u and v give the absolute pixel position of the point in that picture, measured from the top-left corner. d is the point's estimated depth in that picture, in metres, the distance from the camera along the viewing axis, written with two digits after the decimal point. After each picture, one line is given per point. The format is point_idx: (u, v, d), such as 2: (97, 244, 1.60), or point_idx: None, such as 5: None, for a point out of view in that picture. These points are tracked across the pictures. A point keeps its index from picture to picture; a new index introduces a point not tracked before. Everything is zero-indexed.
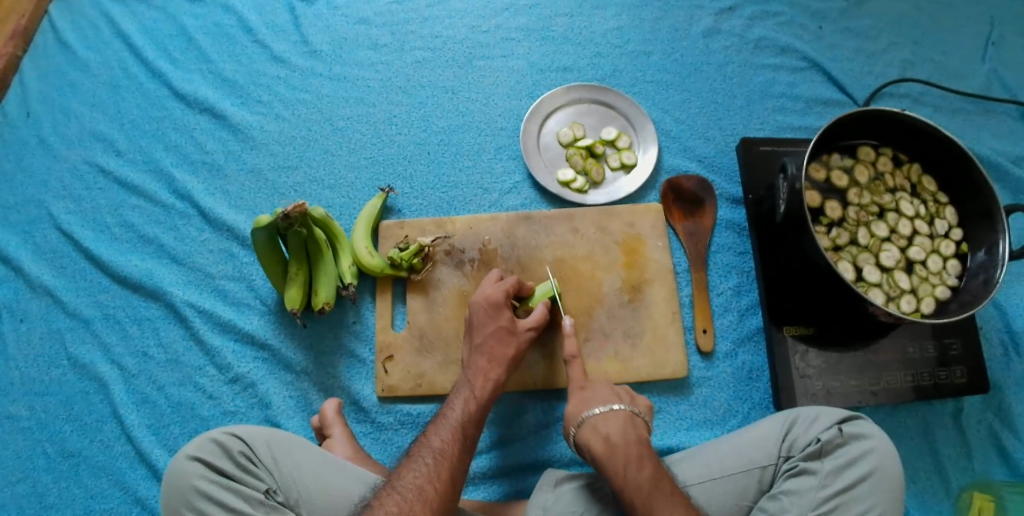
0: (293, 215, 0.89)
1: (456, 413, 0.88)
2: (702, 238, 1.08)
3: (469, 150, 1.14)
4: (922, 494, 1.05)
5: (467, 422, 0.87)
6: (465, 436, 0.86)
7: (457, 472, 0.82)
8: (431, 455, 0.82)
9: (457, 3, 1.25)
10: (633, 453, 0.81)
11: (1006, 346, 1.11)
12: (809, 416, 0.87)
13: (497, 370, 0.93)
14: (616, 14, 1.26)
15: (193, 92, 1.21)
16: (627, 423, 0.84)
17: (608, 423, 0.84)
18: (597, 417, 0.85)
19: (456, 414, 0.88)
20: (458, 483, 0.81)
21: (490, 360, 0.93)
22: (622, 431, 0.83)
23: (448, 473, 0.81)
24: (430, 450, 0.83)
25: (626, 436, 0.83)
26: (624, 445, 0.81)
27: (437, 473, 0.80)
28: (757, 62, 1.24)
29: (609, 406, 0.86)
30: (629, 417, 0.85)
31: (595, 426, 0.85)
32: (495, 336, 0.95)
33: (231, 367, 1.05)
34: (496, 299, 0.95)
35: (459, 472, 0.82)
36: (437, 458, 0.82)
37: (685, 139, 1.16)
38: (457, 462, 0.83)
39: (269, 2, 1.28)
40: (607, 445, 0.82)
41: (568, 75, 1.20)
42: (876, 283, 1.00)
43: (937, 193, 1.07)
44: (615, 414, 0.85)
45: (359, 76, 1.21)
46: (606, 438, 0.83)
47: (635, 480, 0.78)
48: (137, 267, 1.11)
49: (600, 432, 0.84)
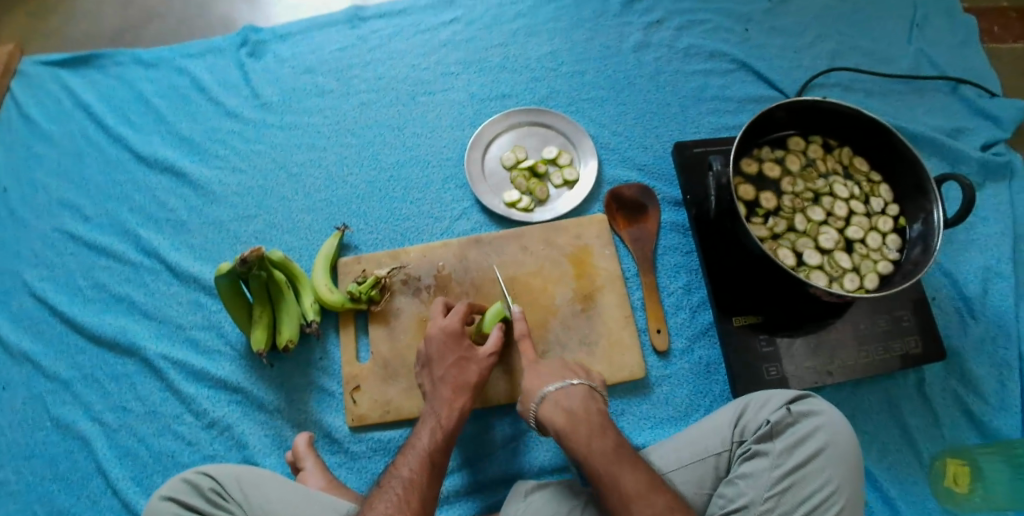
0: (252, 259, 0.93)
1: (423, 442, 0.88)
2: (647, 242, 1.12)
3: (418, 183, 1.20)
4: (895, 467, 1.05)
5: (435, 450, 0.88)
6: (433, 463, 0.87)
7: (428, 500, 0.83)
8: (401, 486, 0.83)
9: (397, 44, 1.33)
10: (594, 423, 0.85)
11: (961, 313, 1.13)
12: (760, 400, 0.87)
13: (462, 397, 0.94)
14: (548, 39, 1.32)
15: (153, 153, 1.27)
16: (587, 397, 0.88)
17: (569, 398, 0.88)
18: (557, 393, 0.89)
19: (423, 443, 0.89)
20: (429, 510, 0.82)
21: (453, 388, 0.95)
22: (584, 403, 0.88)
23: (419, 500, 0.82)
24: (400, 481, 0.84)
25: (587, 408, 0.87)
26: (586, 416, 0.86)
27: (408, 501, 0.81)
28: (688, 69, 1.29)
29: (569, 381, 0.90)
30: (588, 391, 0.90)
31: (557, 399, 0.88)
32: (455, 365, 0.97)
33: (207, 412, 1.09)
34: (452, 329, 0.98)
35: (429, 498, 0.83)
36: (408, 488, 0.83)
37: (624, 150, 1.21)
38: (426, 491, 0.84)
39: (219, 61, 1.36)
40: (570, 416, 0.86)
41: (508, 101, 1.27)
42: (818, 266, 1.03)
43: (870, 173, 1.10)
44: (576, 389, 0.89)
45: (309, 123, 1.28)
46: (569, 410, 0.87)
47: (599, 447, 0.82)
48: (111, 325, 1.15)
49: (563, 404, 0.87)
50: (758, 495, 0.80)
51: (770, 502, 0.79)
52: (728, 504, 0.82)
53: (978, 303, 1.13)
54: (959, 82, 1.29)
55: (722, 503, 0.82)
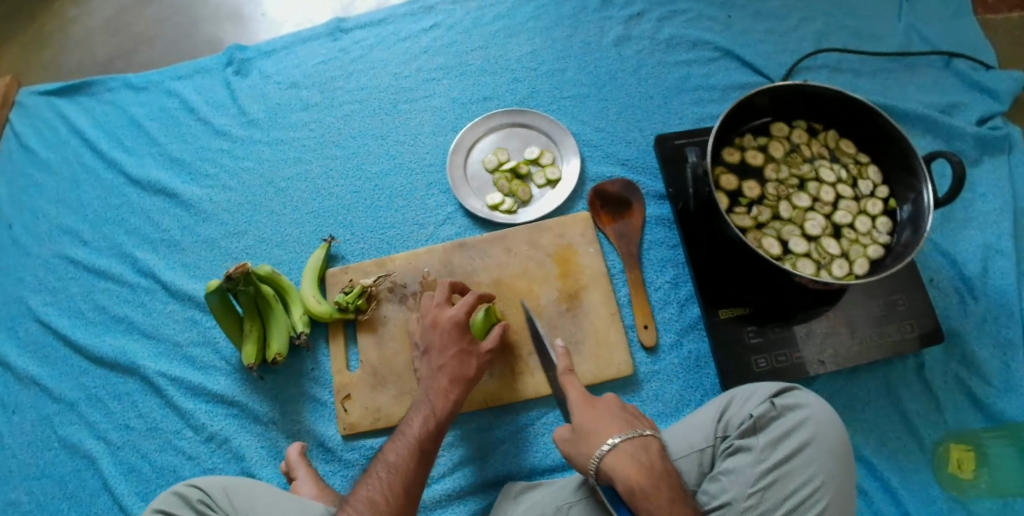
0: (237, 275, 0.99)
1: (413, 430, 0.88)
2: (632, 238, 1.11)
3: (402, 190, 1.21)
4: (895, 455, 1.03)
5: (425, 438, 0.88)
6: (421, 451, 0.86)
7: (412, 486, 0.83)
8: (385, 470, 0.84)
9: (379, 53, 1.34)
10: (672, 482, 0.79)
11: (961, 293, 1.10)
12: (744, 395, 0.86)
13: (458, 390, 0.94)
14: (528, 39, 1.32)
15: (146, 175, 1.30)
16: (662, 453, 0.82)
17: (646, 452, 0.81)
18: (630, 444, 0.82)
19: (414, 431, 0.89)
20: (412, 496, 0.83)
21: (450, 380, 0.94)
22: (659, 458, 0.81)
23: (401, 486, 0.83)
24: (385, 465, 0.85)
25: (664, 465, 0.81)
26: (665, 474, 0.79)
27: (390, 486, 0.82)
28: (670, 60, 1.28)
29: (642, 432, 0.83)
30: (660, 445, 0.83)
31: (631, 452, 0.81)
32: (457, 358, 0.95)
33: (205, 426, 1.11)
34: (461, 320, 0.97)
35: (413, 485, 0.84)
36: (392, 472, 0.84)
37: (607, 146, 1.20)
38: (411, 475, 0.84)
39: (206, 81, 1.39)
40: (651, 473, 0.78)
41: (489, 104, 1.27)
42: (805, 253, 1.01)
43: (857, 154, 1.07)
44: (650, 442, 0.83)
45: (295, 137, 1.29)
46: (646, 465, 0.79)
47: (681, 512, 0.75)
48: (111, 346, 1.19)
49: (638, 459, 0.80)
50: (741, 491, 0.79)
51: (753, 499, 0.78)
52: (712, 500, 0.81)
53: (978, 283, 1.10)
54: (952, 56, 1.25)
55: (705, 500, 0.82)
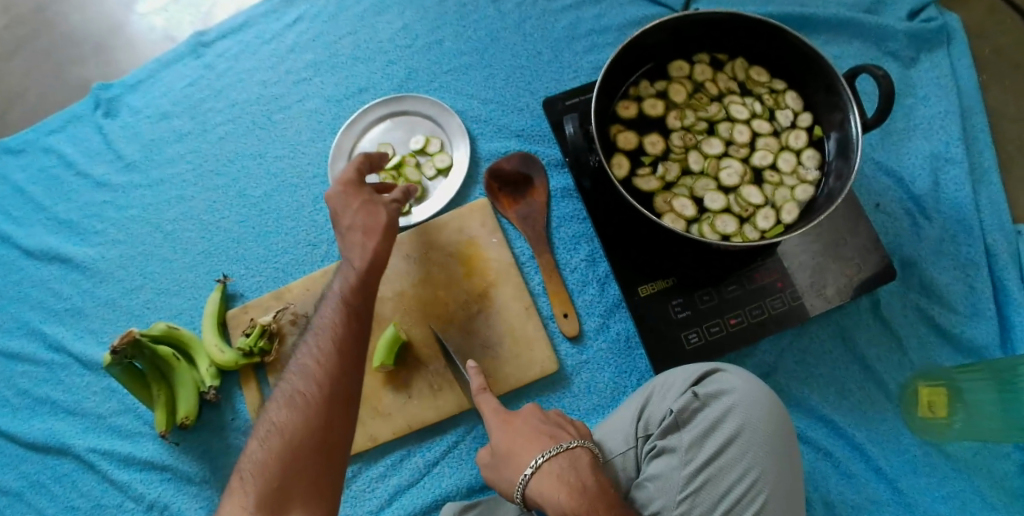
0: (122, 346, 0.94)
1: (335, 289, 0.82)
2: (539, 219, 1.00)
3: (288, 210, 1.11)
4: (860, 407, 0.94)
5: (351, 295, 0.81)
6: (347, 307, 0.80)
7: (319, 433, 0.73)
8: (313, 334, 0.80)
9: (246, 61, 1.21)
10: (610, 499, 0.68)
11: (911, 214, 0.98)
12: (664, 386, 0.77)
13: (375, 239, 0.83)
14: (398, 13, 1.17)
15: (38, 244, 1.24)
16: (596, 467, 0.71)
17: (576, 469, 0.70)
18: (557, 462, 0.71)
19: (338, 290, 0.82)
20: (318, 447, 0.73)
21: (365, 232, 0.84)
22: (592, 473, 0.70)
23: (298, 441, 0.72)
24: (314, 329, 0.80)
25: (598, 479, 0.70)
26: (601, 489, 0.68)
27: (320, 349, 0.78)
28: (556, 6, 1.13)
29: (569, 446, 0.73)
30: (591, 457, 0.73)
31: (558, 473, 0.71)
32: (363, 210, 0.85)
33: (144, 495, 1.08)
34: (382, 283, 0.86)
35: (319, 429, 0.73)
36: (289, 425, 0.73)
37: (497, 118, 1.07)
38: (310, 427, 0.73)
39: (79, 129, 1.29)
40: (582, 492, 0.68)
41: (366, 96, 1.14)
42: (724, 209, 0.89)
43: (771, 82, 0.94)
44: (578, 455, 0.72)
45: (174, 173, 1.19)
46: (578, 484, 0.69)
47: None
48: (41, 429, 1.15)
49: (567, 480, 0.69)
50: (671, 499, 0.70)
51: (683, 506, 0.69)
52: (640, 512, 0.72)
53: (929, 200, 0.98)
54: None
55: None
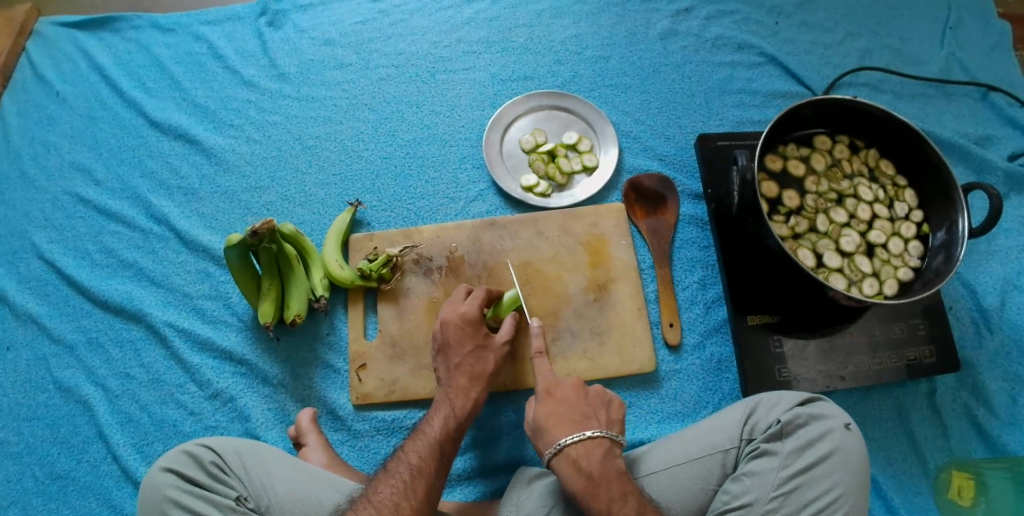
0: (262, 232, 0.91)
1: (478, 335, 0.97)
2: (665, 235, 1.11)
3: (434, 161, 1.19)
4: (900, 476, 1.04)
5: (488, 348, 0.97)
6: (485, 357, 0.96)
7: (434, 490, 0.81)
8: (459, 370, 0.94)
9: (419, 19, 1.30)
10: (616, 486, 0.78)
11: (977, 324, 1.11)
12: (771, 400, 0.87)
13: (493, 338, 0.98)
14: (574, 22, 1.29)
15: (167, 119, 1.24)
16: (607, 456, 0.81)
17: (589, 457, 0.80)
18: (575, 449, 0.81)
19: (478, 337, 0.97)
20: (433, 502, 0.81)
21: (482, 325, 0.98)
22: (602, 462, 0.80)
23: (424, 490, 0.80)
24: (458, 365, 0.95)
25: (606, 469, 0.80)
26: (606, 479, 0.79)
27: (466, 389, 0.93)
28: (714, 60, 1.26)
29: (589, 434, 0.82)
30: (608, 447, 0.82)
31: (575, 457, 0.80)
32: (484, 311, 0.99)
33: (210, 383, 1.06)
34: (478, 316, 0.98)
35: (435, 490, 0.82)
36: (414, 476, 0.81)
37: (645, 139, 1.20)
38: (433, 480, 0.82)
39: (237, 29, 1.32)
40: (588, 479, 0.78)
41: (528, 83, 1.24)
42: (837, 268, 1.01)
43: (895, 177, 1.08)
44: (595, 444, 0.81)
45: (326, 95, 1.25)
46: (586, 472, 0.79)
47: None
48: (118, 290, 1.13)
49: (580, 465, 0.80)
50: (764, 494, 0.79)
51: (775, 502, 0.79)
52: (732, 500, 0.81)
53: (994, 316, 1.11)
54: (990, 89, 1.25)
55: (725, 500, 0.81)
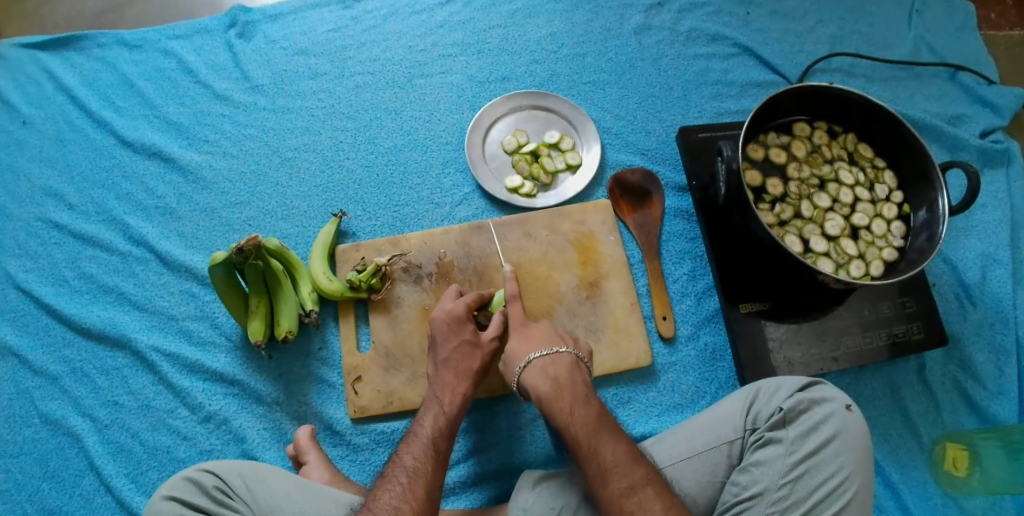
0: (247, 249, 0.89)
1: (464, 334, 0.96)
2: (652, 229, 1.12)
3: (417, 167, 1.18)
4: (896, 452, 1.05)
5: (476, 343, 0.96)
6: (475, 352, 0.96)
7: (434, 489, 0.80)
8: (449, 371, 0.94)
9: (393, 25, 1.29)
10: (578, 392, 0.86)
11: (960, 299, 1.13)
12: (770, 388, 0.89)
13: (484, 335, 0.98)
14: (548, 20, 1.29)
15: (140, 138, 1.21)
16: (573, 367, 0.89)
17: (556, 365, 0.88)
18: (545, 360, 0.89)
19: (464, 334, 0.96)
20: (435, 501, 0.80)
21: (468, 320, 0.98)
22: (569, 372, 0.88)
23: (424, 490, 0.79)
24: (445, 365, 0.94)
25: (572, 377, 0.88)
26: (570, 384, 0.87)
27: (455, 387, 0.93)
28: (690, 52, 1.27)
29: (556, 349, 0.90)
30: (574, 361, 0.90)
31: (542, 366, 0.88)
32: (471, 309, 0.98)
33: (202, 406, 1.04)
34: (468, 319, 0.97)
35: (435, 488, 0.81)
36: (412, 477, 0.80)
37: (627, 134, 1.20)
38: (432, 480, 0.81)
39: (206, 42, 1.29)
40: (554, 383, 0.86)
41: (507, 84, 1.24)
42: (824, 253, 1.03)
43: (874, 159, 1.10)
44: (562, 358, 0.90)
45: (302, 106, 1.23)
46: (553, 378, 0.87)
47: (581, 417, 0.83)
48: (100, 317, 1.10)
49: (548, 372, 0.88)
50: (773, 482, 0.82)
51: (784, 489, 0.81)
52: (742, 491, 0.83)
53: (976, 290, 1.13)
54: (958, 68, 1.28)
55: (735, 491, 0.84)
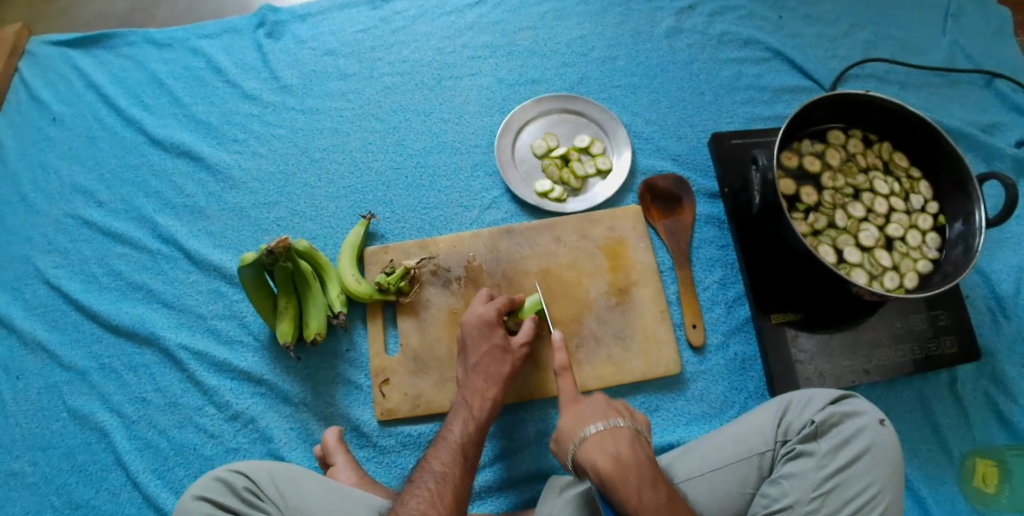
0: (278, 251, 0.88)
1: (494, 339, 0.96)
2: (682, 235, 1.11)
3: (446, 170, 1.18)
4: (925, 465, 1.04)
5: (505, 349, 0.96)
6: (505, 357, 0.96)
7: (461, 494, 0.80)
8: (480, 376, 0.94)
9: (422, 26, 1.28)
10: (645, 473, 0.75)
11: (994, 312, 1.12)
12: (802, 399, 0.88)
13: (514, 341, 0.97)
14: (578, 23, 1.28)
15: (169, 136, 1.21)
16: (635, 442, 0.79)
17: (615, 441, 0.78)
18: (601, 434, 0.79)
19: (495, 340, 0.96)
20: (463, 506, 0.79)
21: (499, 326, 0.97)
22: (631, 447, 0.78)
23: (452, 495, 0.79)
24: (476, 370, 0.94)
25: (635, 454, 0.77)
26: (636, 464, 0.75)
27: (485, 392, 0.93)
28: (721, 56, 1.26)
29: (615, 422, 0.81)
30: (634, 435, 0.80)
31: (602, 442, 0.79)
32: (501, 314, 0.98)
33: (230, 405, 1.04)
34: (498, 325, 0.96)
35: (462, 493, 0.80)
36: (440, 481, 0.80)
37: (658, 139, 1.19)
38: (460, 485, 0.81)
39: (235, 41, 1.29)
40: (616, 460, 0.76)
41: (537, 87, 1.23)
42: (858, 264, 1.02)
43: (910, 168, 1.08)
44: (622, 431, 0.80)
45: (331, 107, 1.23)
46: (615, 455, 0.76)
47: (651, 503, 0.71)
48: (129, 314, 1.10)
49: (607, 448, 0.77)
50: (803, 495, 0.81)
51: (815, 503, 0.81)
52: (773, 503, 0.83)
53: (1010, 303, 1.12)
54: (995, 76, 1.26)
55: (765, 503, 0.84)
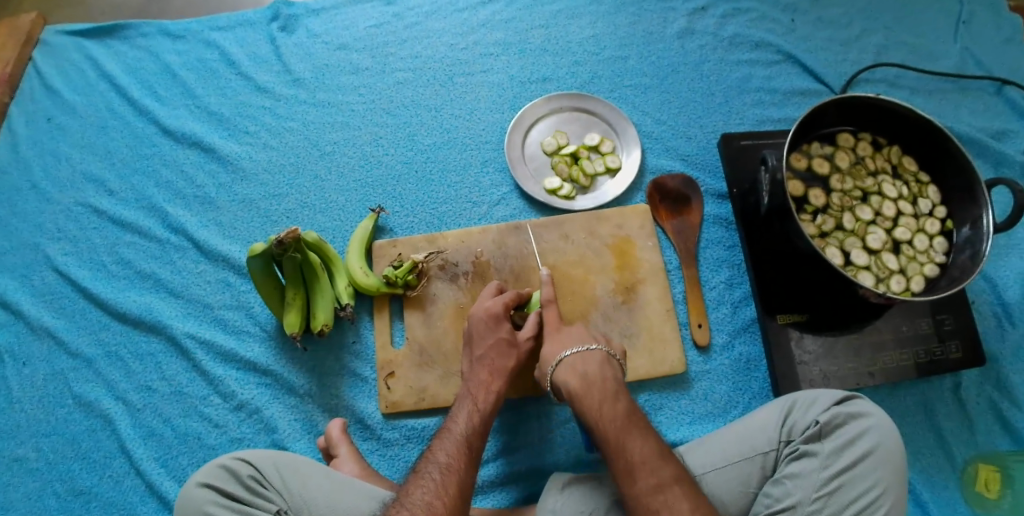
0: (287, 242, 0.88)
1: (500, 332, 0.96)
2: (689, 235, 1.12)
3: (455, 165, 1.18)
4: (927, 470, 1.04)
5: (511, 343, 0.96)
6: (510, 351, 0.96)
7: (467, 486, 0.80)
8: (487, 370, 0.94)
9: (434, 22, 1.29)
10: (607, 389, 0.86)
11: (1000, 318, 1.12)
12: (807, 400, 0.88)
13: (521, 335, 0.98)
14: (591, 22, 1.29)
15: (179, 127, 1.22)
16: (604, 363, 0.90)
17: (586, 363, 0.90)
18: (575, 357, 0.91)
19: (501, 333, 0.96)
20: (467, 498, 0.79)
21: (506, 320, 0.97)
22: (599, 368, 0.89)
23: (457, 486, 0.79)
24: (483, 364, 0.94)
25: (602, 373, 0.89)
26: (600, 381, 0.87)
27: (491, 385, 0.93)
28: (732, 58, 1.26)
29: (587, 348, 0.92)
30: (605, 358, 0.91)
31: (573, 363, 0.90)
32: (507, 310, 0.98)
33: (234, 394, 1.05)
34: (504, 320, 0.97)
35: (467, 485, 0.80)
36: (446, 474, 0.80)
37: (667, 139, 1.20)
38: (465, 476, 0.81)
39: (249, 34, 1.30)
40: (584, 380, 0.87)
41: (548, 85, 1.24)
42: (865, 266, 1.02)
43: (918, 173, 1.08)
44: (593, 355, 0.91)
45: (343, 101, 1.24)
46: (583, 375, 0.88)
47: (611, 412, 0.83)
48: (136, 303, 1.11)
49: (578, 369, 0.89)
50: (806, 495, 0.81)
51: (818, 503, 0.81)
52: (775, 503, 0.83)
53: (1016, 309, 1.12)
54: (1005, 83, 1.26)
55: (768, 503, 0.84)
